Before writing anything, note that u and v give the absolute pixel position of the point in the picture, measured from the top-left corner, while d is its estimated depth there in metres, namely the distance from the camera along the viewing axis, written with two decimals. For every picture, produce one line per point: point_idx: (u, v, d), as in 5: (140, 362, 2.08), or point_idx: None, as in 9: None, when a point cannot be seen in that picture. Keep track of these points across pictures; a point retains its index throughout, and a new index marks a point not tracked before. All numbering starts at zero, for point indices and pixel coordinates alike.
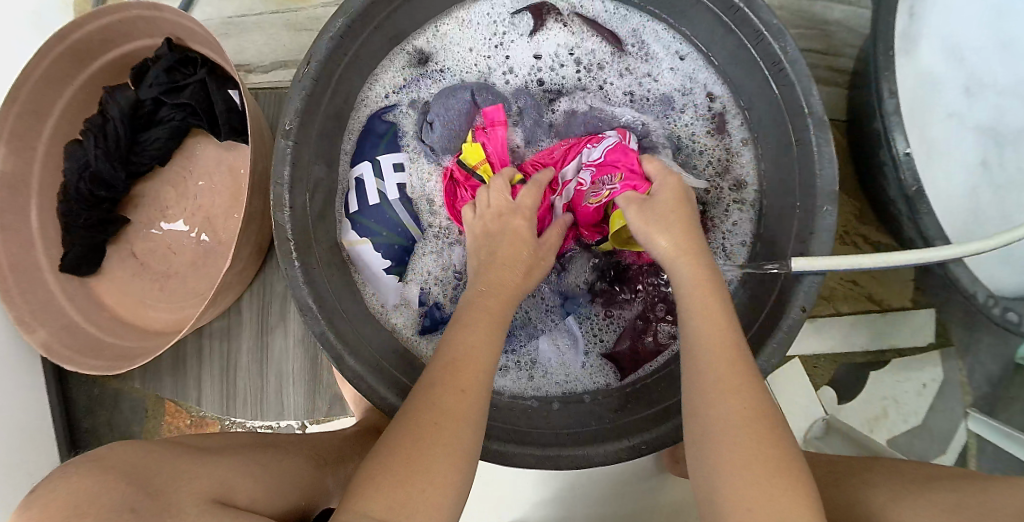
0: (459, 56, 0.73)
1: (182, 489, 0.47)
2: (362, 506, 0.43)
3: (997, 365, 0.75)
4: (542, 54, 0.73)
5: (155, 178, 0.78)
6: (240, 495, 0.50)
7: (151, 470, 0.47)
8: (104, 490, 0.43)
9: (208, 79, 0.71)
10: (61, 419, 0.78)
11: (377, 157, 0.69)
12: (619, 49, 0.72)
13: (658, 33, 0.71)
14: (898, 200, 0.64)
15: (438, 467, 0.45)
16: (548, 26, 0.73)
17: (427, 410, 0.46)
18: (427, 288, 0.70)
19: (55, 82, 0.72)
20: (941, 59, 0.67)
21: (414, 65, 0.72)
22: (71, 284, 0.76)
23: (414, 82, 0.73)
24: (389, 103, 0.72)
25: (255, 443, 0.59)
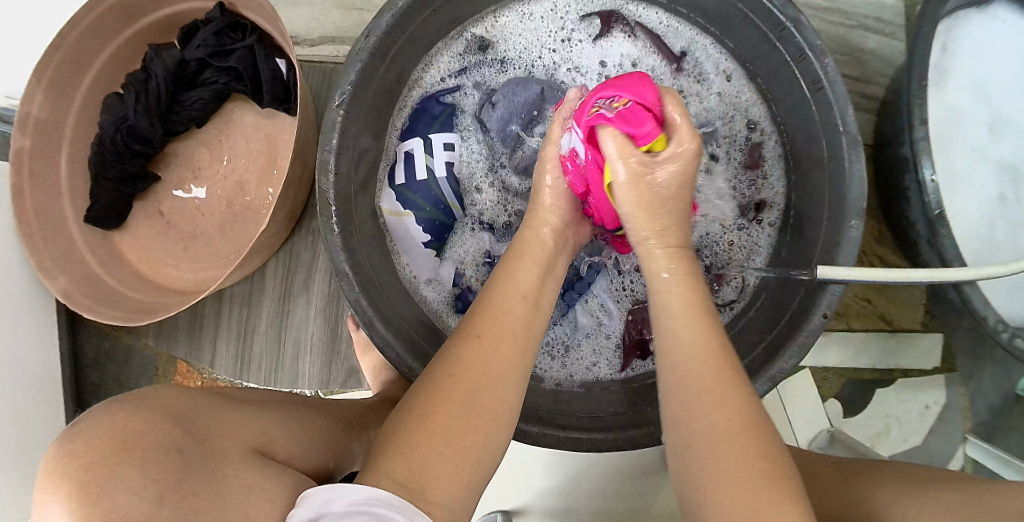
0: (517, 46, 0.75)
1: (225, 437, 0.43)
2: (384, 467, 0.44)
3: (997, 395, 0.77)
4: (598, 56, 0.75)
5: (190, 138, 0.79)
6: (277, 449, 0.47)
7: (192, 412, 0.43)
8: (148, 429, 0.37)
9: (257, 45, 0.72)
10: (68, 370, 0.77)
11: (428, 135, 0.71)
12: (673, 62, 0.75)
13: (710, 52, 0.74)
14: (919, 223, 0.67)
15: (467, 429, 0.46)
16: (612, 32, 0.75)
17: (457, 367, 0.48)
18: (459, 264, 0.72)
19: (102, 33, 0.72)
20: (968, 95, 0.70)
21: (474, 51, 0.74)
22: (94, 236, 0.76)
23: (474, 65, 0.75)
24: (444, 85, 0.74)
25: (285, 400, 0.57)
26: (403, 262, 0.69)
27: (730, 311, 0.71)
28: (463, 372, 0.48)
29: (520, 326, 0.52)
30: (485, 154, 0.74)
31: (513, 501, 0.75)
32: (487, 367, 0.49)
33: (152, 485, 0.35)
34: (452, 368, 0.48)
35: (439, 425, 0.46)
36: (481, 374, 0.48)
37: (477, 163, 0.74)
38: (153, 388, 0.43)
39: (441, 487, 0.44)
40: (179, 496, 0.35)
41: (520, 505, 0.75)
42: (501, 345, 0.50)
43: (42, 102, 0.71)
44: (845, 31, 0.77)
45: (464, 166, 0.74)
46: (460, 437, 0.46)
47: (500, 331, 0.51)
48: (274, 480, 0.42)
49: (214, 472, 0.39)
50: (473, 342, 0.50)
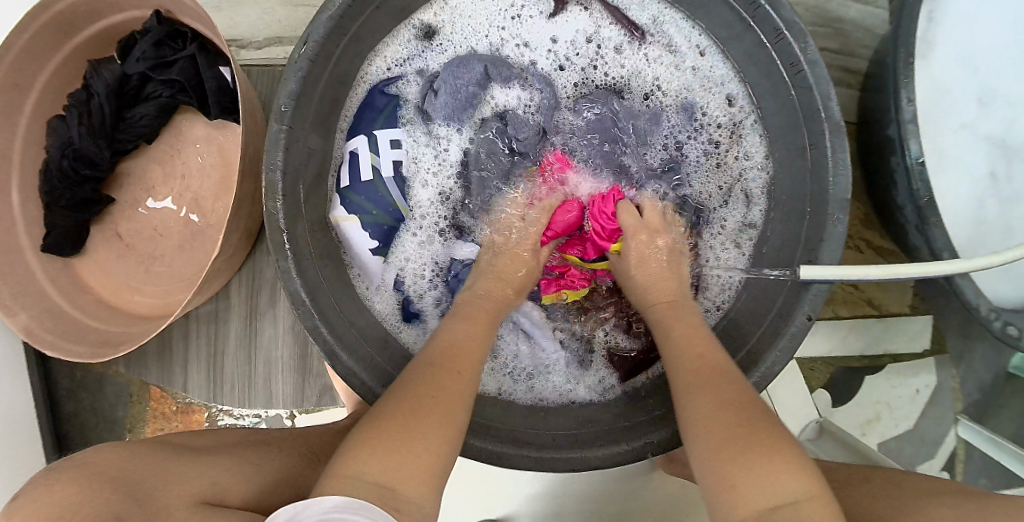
0: (467, 31, 0.70)
1: (171, 493, 0.45)
2: (355, 468, 0.42)
3: (989, 374, 0.75)
4: (556, 37, 0.71)
5: (142, 156, 0.75)
6: (231, 497, 0.48)
7: (139, 473, 0.45)
8: (89, 496, 0.41)
9: (199, 54, 0.68)
10: (42, 401, 0.76)
11: (373, 132, 0.67)
12: (635, 36, 0.70)
13: (675, 24, 0.69)
14: (907, 208, 0.63)
15: (442, 440, 0.46)
16: (569, 9, 0.71)
17: (422, 396, 0.47)
18: (403, 271, 0.68)
19: (37, 54, 0.68)
20: (956, 65, 0.65)
21: (419, 39, 0.70)
22: (53, 265, 0.73)
23: (419, 54, 0.70)
24: (388, 75, 0.69)
25: (247, 441, 0.57)
26: (354, 276, 0.66)
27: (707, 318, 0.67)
28: (441, 393, 0.48)
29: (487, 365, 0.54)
30: (435, 147, 0.70)
31: (499, 508, 0.75)
32: (465, 394, 0.49)
33: None
34: (415, 393, 0.48)
35: (402, 441, 0.44)
36: (440, 404, 0.47)
37: (427, 158, 0.70)
38: (103, 449, 0.46)
39: (413, 490, 0.43)
40: None
41: (506, 511, 0.75)
42: (462, 379, 0.50)
43: None
44: (824, 1, 0.72)
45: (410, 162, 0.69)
46: (423, 449, 0.45)
47: (472, 362, 0.53)
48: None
49: None
50: (454, 372, 0.51)
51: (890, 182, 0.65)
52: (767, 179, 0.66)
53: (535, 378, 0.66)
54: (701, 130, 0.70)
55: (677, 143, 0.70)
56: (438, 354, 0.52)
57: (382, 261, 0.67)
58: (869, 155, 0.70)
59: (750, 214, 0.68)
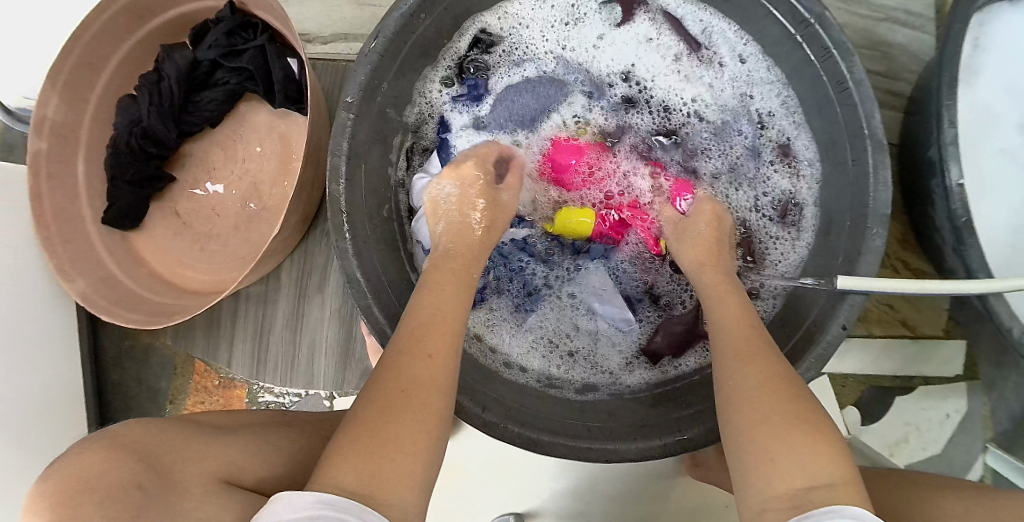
0: (525, 39, 0.75)
1: (192, 471, 0.45)
2: (331, 477, 0.42)
3: (1020, 403, 0.75)
4: (618, 44, 0.75)
5: (205, 138, 0.79)
6: (248, 476, 0.48)
7: (161, 448, 0.45)
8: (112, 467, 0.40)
9: (269, 45, 0.71)
10: (89, 367, 0.79)
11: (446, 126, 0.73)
12: (691, 49, 0.73)
13: (726, 34, 0.71)
14: (944, 229, 0.64)
15: (399, 450, 0.45)
16: (635, 18, 0.74)
17: (410, 384, 0.48)
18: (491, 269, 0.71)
19: (115, 35, 0.72)
20: (1001, 95, 0.68)
21: (481, 40, 0.73)
22: (112, 237, 0.76)
23: (483, 54, 0.73)
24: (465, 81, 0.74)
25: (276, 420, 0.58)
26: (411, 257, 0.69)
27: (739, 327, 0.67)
28: (409, 378, 0.48)
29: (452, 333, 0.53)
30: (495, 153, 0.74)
31: (526, 501, 0.76)
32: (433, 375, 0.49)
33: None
34: (397, 376, 0.48)
35: (397, 431, 0.45)
36: (401, 387, 0.48)
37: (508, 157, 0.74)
38: (128, 423, 0.46)
39: (393, 494, 0.43)
40: None
41: (534, 504, 0.76)
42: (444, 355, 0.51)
43: (57, 105, 0.71)
44: (871, 25, 0.74)
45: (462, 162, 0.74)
46: (413, 441, 0.46)
47: (446, 341, 0.52)
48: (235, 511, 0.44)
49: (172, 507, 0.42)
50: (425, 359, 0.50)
51: (930, 204, 0.67)
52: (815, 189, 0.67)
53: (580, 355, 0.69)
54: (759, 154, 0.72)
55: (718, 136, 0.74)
56: (417, 325, 0.53)
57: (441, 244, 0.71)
58: (911, 175, 0.71)
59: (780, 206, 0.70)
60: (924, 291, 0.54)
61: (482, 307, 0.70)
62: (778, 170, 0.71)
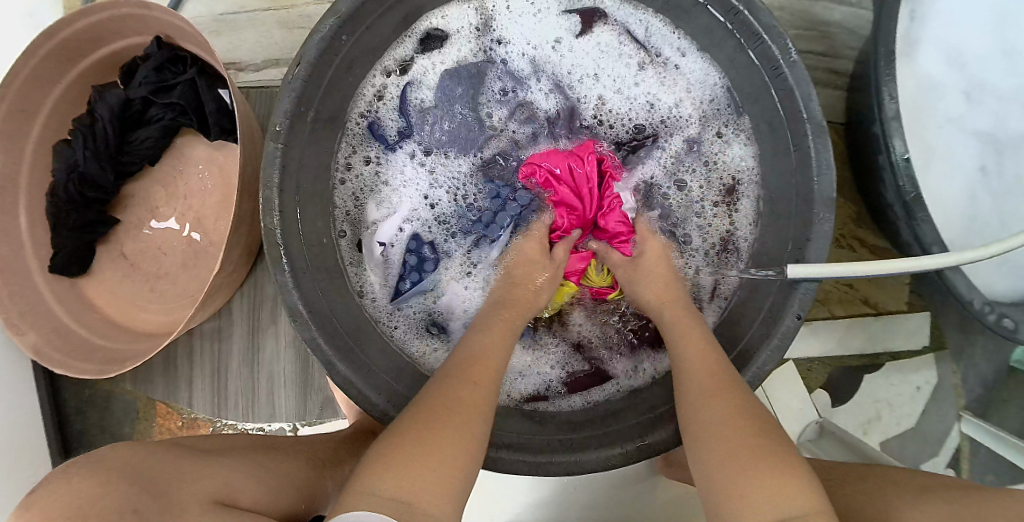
0: (469, 49, 0.72)
1: (185, 490, 0.47)
2: (368, 487, 0.43)
3: (990, 370, 0.75)
4: (571, 53, 0.72)
5: (146, 178, 0.78)
6: (241, 497, 0.50)
7: (154, 472, 0.47)
8: (104, 491, 0.43)
9: (198, 78, 0.70)
10: (49, 417, 0.77)
11: (393, 147, 0.72)
12: (642, 54, 0.71)
13: (666, 33, 0.69)
14: (894, 205, 0.64)
15: (433, 454, 0.45)
16: (594, 29, 0.71)
17: (440, 398, 0.49)
18: (342, 168, 0.69)
19: (43, 80, 0.71)
20: (941, 62, 0.67)
21: (415, 46, 0.70)
22: (60, 285, 0.75)
23: (424, 64, 0.71)
24: (402, 86, 0.71)
25: (258, 446, 0.59)
26: (352, 272, 0.68)
27: (659, 355, 0.67)
28: (436, 412, 0.48)
29: (501, 370, 0.55)
30: (403, 179, 0.72)
31: (500, 516, 0.75)
32: (469, 394, 0.50)
33: None
34: (432, 397, 0.50)
35: (424, 441, 0.46)
36: (434, 411, 0.48)
37: (422, 186, 0.73)
38: (120, 450, 0.49)
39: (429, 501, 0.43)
40: None
41: (508, 520, 0.75)
42: (478, 379, 0.52)
43: None
44: (808, 5, 0.73)
45: (378, 184, 0.71)
46: (444, 452, 0.46)
47: (484, 370, 0.53)
48: None
49: None
50: (452, 379, 0.51)
51: (877, 180, 0.66)
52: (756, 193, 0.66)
53: (514, 379, 0.67)
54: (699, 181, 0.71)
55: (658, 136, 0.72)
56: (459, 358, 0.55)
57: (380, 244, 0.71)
58: (859, 153, 0.70)
59: (718, 216, 0.69)
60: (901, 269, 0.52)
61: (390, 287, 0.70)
62: (707, 182, 0.70)
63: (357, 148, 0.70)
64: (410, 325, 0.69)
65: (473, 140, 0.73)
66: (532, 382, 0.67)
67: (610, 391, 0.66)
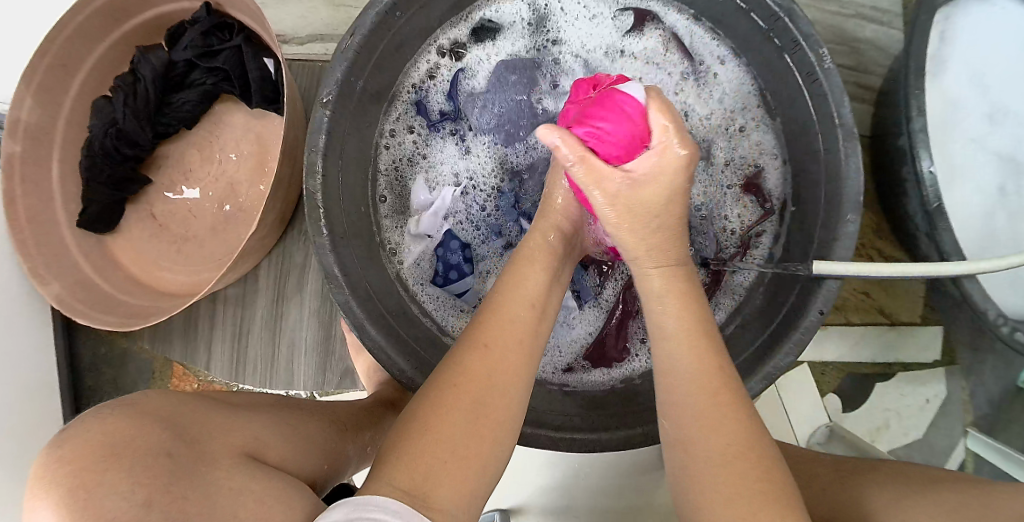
0: (520, 38, 0.74)
1: (215, 440, 0.46)
2: (386, 476, 0.44)
3: (998, 387, 0.76)
4: (620, 52, 0.74)
5: (181, 140, 0.78)
6: (269, 452, 0.49)
7: (184, 420, 0.45)
8: (138, 433, 0.40)
9: (245, 45, 0.71)
10: (64, 371, 0.77)
11: (435, 126, 0.72)
12: (687, 59, 0.73)
13: (709, 43, 0.72)
14: (918, 216, 0.66)
15: (451, 445, 0.46)
16: (644, 30, 0.73)
17: (463, 377, 0.48)
18: (385, 138, 0.71)
19: (90, 36, 0.72)
20: (967, 84, 0.69)
21: (469, 32, 0.72)
22: (88, 240, 0.76)
23: (477, 47, 0.73)
24: (454, 70, 0.73)
25: (280, 404, 0.58)
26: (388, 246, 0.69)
27: None
28: (456, 396, 0.47)
29: (524, 333, 0.52)
30: (442, 159, 0.73)
31: (510, 498, 0.76)
32: (491, 375, 0.49)
33: (142, 488, 0.37)
34: (460, 374, 0.49)
35: (446, 428, 0.46)
36: (456, 396, 0.48)
37: (460, 170, 0.73)
38: (146, 394, 0.46)
39: (446, 496, 0.44)
40: (168, 495, 0.38)
41: (518, 503, 0.76)
42: (506, 351, 0.51)
43: (31, 107, 0.70)
44: (842, 20, 0.76)
45: (417, 160, 0.72)
46: (467, 444, 0.47)
47: (509, 343, 0.51)
48: (263, 481, 0.45)
49: (202, 475, 0.42)
50: (480, 350, 0.50)
51: (901, 192, 0.68)
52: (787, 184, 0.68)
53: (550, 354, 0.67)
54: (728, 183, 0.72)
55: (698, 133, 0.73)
56: (481, 322, 0.52)
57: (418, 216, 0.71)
58: (883, 165, 0.72)
59: (756, 210, 0.71)
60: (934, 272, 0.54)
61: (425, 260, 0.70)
62: (745, 174, 0.72)
63: (401, 121, 0.72)
64: (441, 300, 0.69)
65: (519, 122, 0.72)
66: (561, 357, 0.67)
67: (631, 369, 0.66)
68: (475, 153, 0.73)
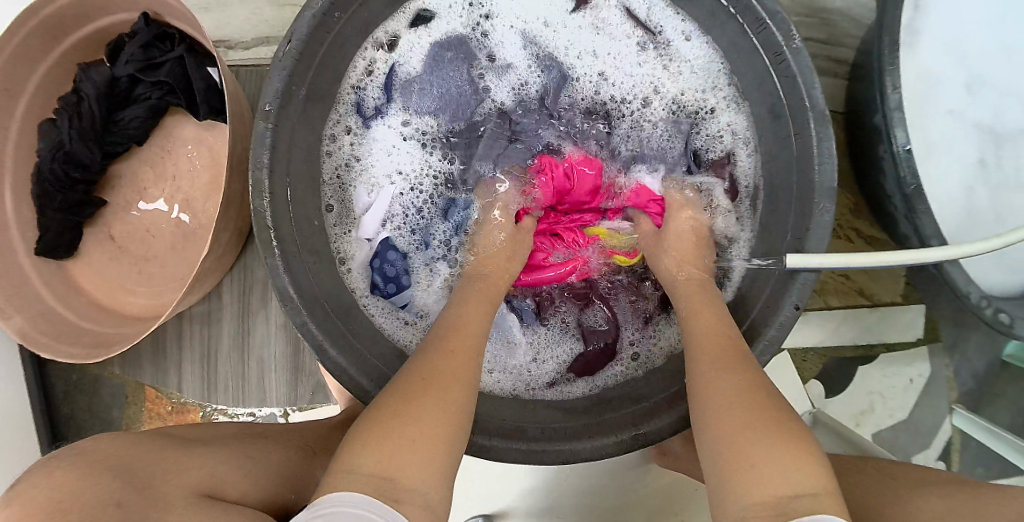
0: (457, 24, 0.70)
1: (168, 482, 0.45)
2: (351, 464, 0.42)
3: (983, 363, 0.75)
4: (571, 31, 0.70)
5: (133, 158, 0.76)
6: (228, 488, 0.49)
7: (138, 463, 0.46)
8: (87, 483, 0.42)
9: (187, 56, 0.68)
10: (37, 401, 0.76)
11: (376, 125, 0.69)
12: (642, 35, 0.69)
13: (665, 17, 0.68)
14: (895, 197, 0.63)
15: (418, 431, 0.44)
16: (592, 5, 0.70)
17: (433, 373, 0.49)
18: (326, 145, 0.67)
19: (26, 57, 0.69)
20: (942, 53, 0.66)
21: (406, 23, 0.68)
22: (46, 268, 0.74)
23: (415, 39, 0.69)
24: (391, 65, 0.69)
25: (243, 434, 0.58)
26: (340, 261, 0.66)
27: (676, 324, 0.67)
28: (421, 389, 0.47)
29: (474, 346, 0.53)
30: (381, 161, 0.70)
31: (493, 504, 0.75)
32: (457, 373, 0.49)
33: None
34: (428, 369, 0.49)
35: (420, 415, 0.45)
36: (421, 390, 0.47)
37: (404, 170, 0.70)
38: (99, 439, 0.47)
39: (416, 477, 0.42)
40: None
41: (502, 507, 0.75)
42: (468, 357, 0.52)
43: None
44: None
45: (357, 163, 0.69)
46: (432, 430, 0.45)
47: (471, 344, 0.53)
48: (218, 520, 0.44)
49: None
50: (449, 353, 0.51)
51: (878, 172, 0.66)
52: (757, 162, 0.65)
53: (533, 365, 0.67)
54: (671, 170, 0.71)
55: (653, 114, 0.70)
56: (444, 333, 0.54)
57: (364, 223, 0.68)
58: (858, 143, 0.69)
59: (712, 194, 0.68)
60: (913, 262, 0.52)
61: (371, 268, 0.68)
62: (701, 153, 0.69)
63: (339, 124, 0.67)
64: (387, 313, 0.66)
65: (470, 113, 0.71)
66: (542, 372, 0.66)
67: (610, 379, 0.65)
68: (424, 147, 0.71)
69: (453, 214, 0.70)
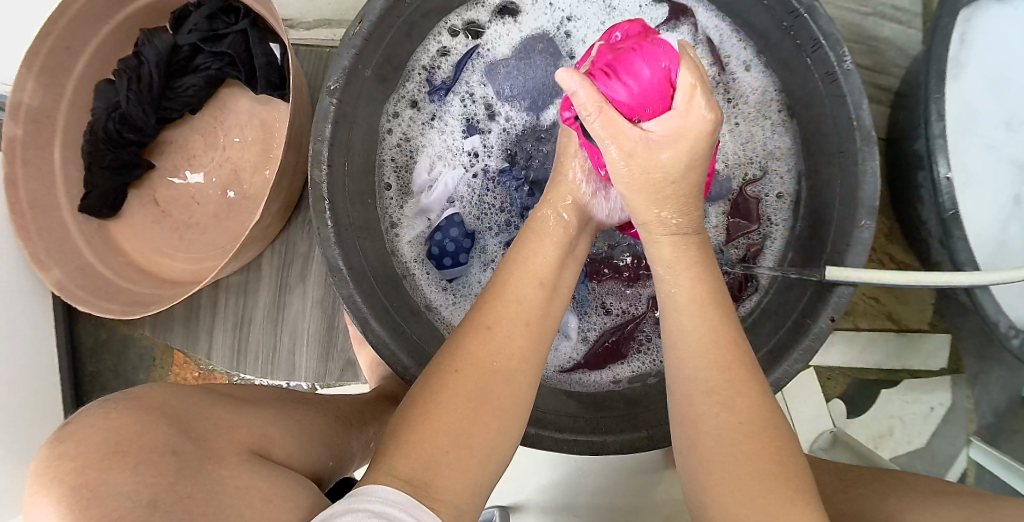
0: (545, 24, 0.71)
1: (222, 439, 0.43)
2: (389, 464, 0.41)
3: (1004, 398, 0.75)
4: None
5: (185, 125, 0.77)
6: (276, 449, 0.48)
7: (187, 413, 0.44)
8: (145, 427, 0.39)
9: (251, 29, 0.69)
10: (66, 357, 0.77)
11: (445, 105, 0.71)
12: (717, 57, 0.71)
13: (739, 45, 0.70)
14: (932, 222, 0.64)
15: (451, 435, 0.44)
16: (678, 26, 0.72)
17: (464, 362, 0.47)
18: (389, 116, 0.68)
19: (93, 18, 0.70)
20: (984, 89, 0.68)
21: (492, 14, 0.70)
22: (89, 225, 0.75)
23: (495, 29, 0.71)
24: (469, 48, 0.71)
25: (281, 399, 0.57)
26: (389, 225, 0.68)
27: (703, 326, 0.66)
28: (449, 385, 0.46)
29: (529, 318, 0.50)
30: (441, 138, 0.71)
31: (510, 495, 0.75)
32: (492, 361, 0.47)
33: (146, 487, 0.35)
34: (457, 361, 0.47)
35: (447, 416, 0.44)
36: (453, 386, 0.46)
37: (460, 151, 0.71)
38: (148, 387, 0.44)
39: (448, 482, 0.42)
40: (175, 495, 0.36)
41: (518, 499, 0.75)
42: (513, 335, 0.49)
43: (33, 90, 0.69)
44: (860, 19, 0.74)
45: (419, 139, 0.71)
46: (468, 431, 0.45)
47: (514, 323, 0.49)
48: (269, 479, 0.42)
49: (209, 473, 0.40)
50: (481, 336, 0.48)
51: (916, 199, 0.67)
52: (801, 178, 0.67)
53: (547, 344, 0.67)
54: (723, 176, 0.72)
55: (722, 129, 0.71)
56: (490, 299, 0.50)
57: (421, 193, 0.71)
58: (897, 169, 0.71)
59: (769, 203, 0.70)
60: (964, 284, 0.53)
61: (415, 240, 0.70)
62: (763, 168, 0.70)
63: (408, 97, 0.69)
64: (432, 283, 0.69)
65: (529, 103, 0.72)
66: (561, 356, 0.67)
67: (629, 371, 0.65)
68: (481, 134, 0.72)
69: (500, 197, 0.71)
